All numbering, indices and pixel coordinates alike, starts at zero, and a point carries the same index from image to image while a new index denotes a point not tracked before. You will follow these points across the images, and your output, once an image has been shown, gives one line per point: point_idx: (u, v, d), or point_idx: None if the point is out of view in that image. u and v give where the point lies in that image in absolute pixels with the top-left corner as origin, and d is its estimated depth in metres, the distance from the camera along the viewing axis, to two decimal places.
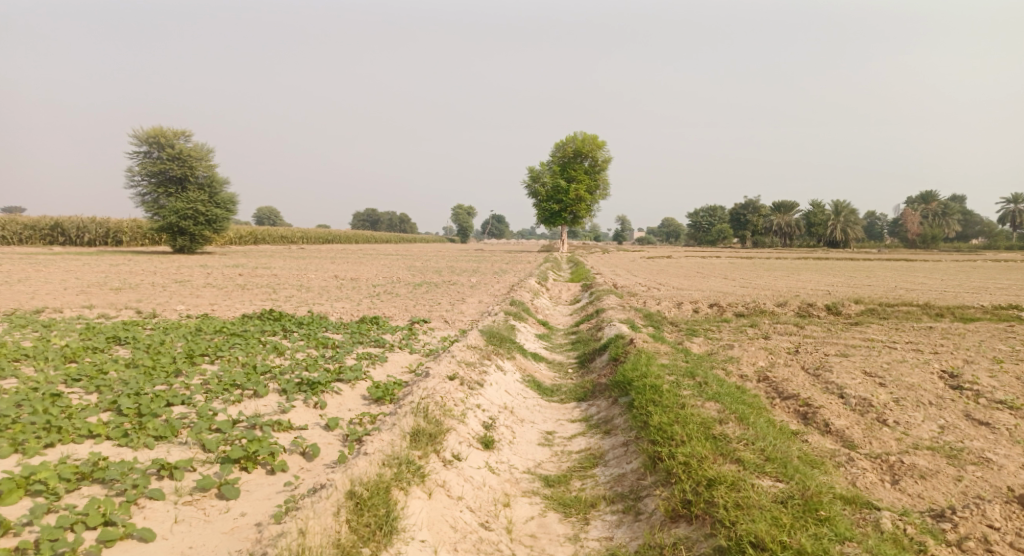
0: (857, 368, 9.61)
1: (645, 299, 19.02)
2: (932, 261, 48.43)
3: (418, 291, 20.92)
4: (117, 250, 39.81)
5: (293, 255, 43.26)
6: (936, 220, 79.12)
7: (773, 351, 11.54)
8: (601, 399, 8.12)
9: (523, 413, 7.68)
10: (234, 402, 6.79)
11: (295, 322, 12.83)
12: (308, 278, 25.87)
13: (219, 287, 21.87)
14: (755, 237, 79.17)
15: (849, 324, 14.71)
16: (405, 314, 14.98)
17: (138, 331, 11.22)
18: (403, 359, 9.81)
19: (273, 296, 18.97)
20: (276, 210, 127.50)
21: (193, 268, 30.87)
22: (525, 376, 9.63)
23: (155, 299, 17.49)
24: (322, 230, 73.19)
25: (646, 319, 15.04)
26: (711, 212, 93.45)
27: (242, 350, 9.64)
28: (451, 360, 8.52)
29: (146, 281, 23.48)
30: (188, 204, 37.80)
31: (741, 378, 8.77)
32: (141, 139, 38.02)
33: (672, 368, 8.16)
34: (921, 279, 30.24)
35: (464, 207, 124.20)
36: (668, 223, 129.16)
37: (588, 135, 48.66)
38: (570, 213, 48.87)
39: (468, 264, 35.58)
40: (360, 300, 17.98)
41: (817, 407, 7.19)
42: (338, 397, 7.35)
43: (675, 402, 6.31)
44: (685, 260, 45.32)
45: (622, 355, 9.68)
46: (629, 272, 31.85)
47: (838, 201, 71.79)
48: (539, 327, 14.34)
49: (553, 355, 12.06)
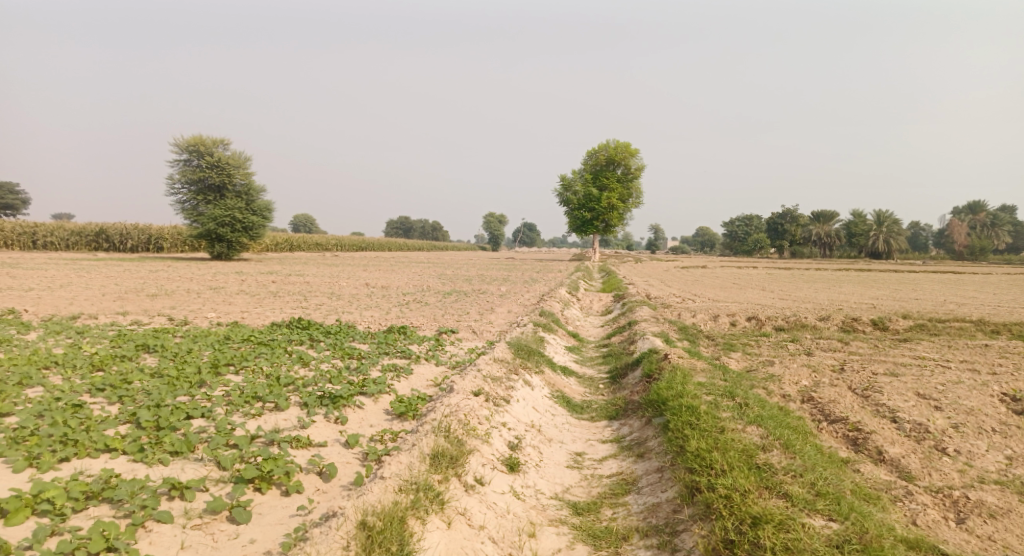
0: (909, 389, 9.02)
1: (680, 311, 18.49)
2: (981, 274, 46.45)
3: (448, 300, 20.73)
4: (158, 256, 40.78)
5: (326, 262, 43.71)
6: (984, 231, 76.18)
7: (816, 369, 10.97)
8: (633, 418, 7.73)
9: (551, 432, 7.35)
10: (255, 415, 6.63)
11: (323, 331, 12.72)
12: (339, 286, 25.98)
13: (253, 294, 22.07)
14: (793, 248, 77.30)
15: (897, 340, 13.98)
16: (434, 323, 14.78)
17: (168, 338, 11.23)
18: (429, 372, 9.56)
19: (304, 304, 19.00)
20: (312, 219, 129.93)
21: (229, 275, 31.33)
22: (553, 392, 9.26)
23: (189, 306, 17.67)
24: (356, 238, 74.07)
25: (681, 332, 14.55)
26: (747, 221, 91.71)
27: (267, 360, 9.51)
28: (477, 374, 8.23)
29: (182, 288, 23.83)
30: (226, 212, 38.50)
31: (784, 399, 8.28)
32: (182, 148, 38.94)
33: (709, 387, 7.74)
34: (971, 293, 28.91)
35: (496, 216, 124.45)
36: (702, 232, 127.24)
37: (621, 144, 48.19)
38: (602, 222, 48.40)
39: (499, 272, 35.37)
40: (389, 309, 17.87)
41: (867, 432, 6.70)
42: (361, 412, 7.13)
43: (714, 425, 5.91)
44: (720, 270, 44.39)
45: (655, 371, 9.24)
46: (662, 282, 31.24)
47: (880, 211, 69.66)
48: (569, 339, 13.97)
49: (584, 369, 11.66)
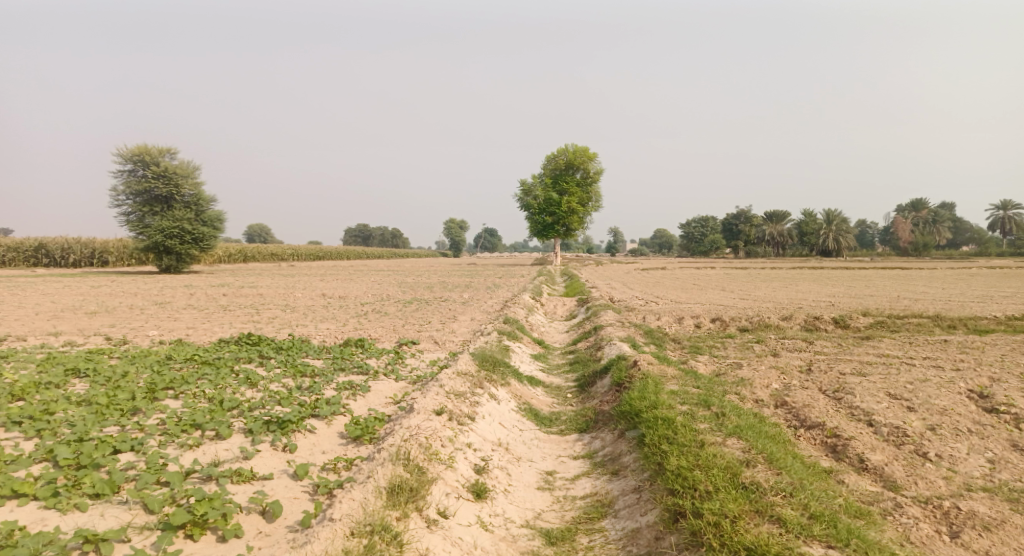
0: (880, 390, 8.89)
1: (644, 314, 18.30)
2: (927, 269, 47.91)
3: (407, 310, 20.08)
4: (102, 271, 38.85)
5: (282, 273, 42.39)
6: (926, 227, 79.14)
7: (784, 371, 10.84)
8: (606, 431, 7.35)
9: (519, 450, 6.90)
10: (192, 446, 5.99)
11: (274, 347, 11.98)
12: (294, 297, 25.00)
13: (201, 309, 21.00)
14: (747, 248, 78.87)
15: (859, 339, 14.01)
16: (393, 335, 14.16)
17: (102, 361, 10.35)
18: (387, 389, 9.02)
19: (256, 318, 18.10)
20: (267, 229, 126.88)
21: (178, 289, 29.94)
22: (520, 405, 8.81)
23: (131, 324, 16.60)
24: (313, 247, 72.45)
25: (646, 336, 14.31)
26: (703, 223, 93.40)
27: (212, 382, 8.79)
28: (440, 390, 7.72)
29: (125, 304, 22.54)
30: (174, 223, 36.95)
31: (757, 404, 8.04)
32: (125, 158, 37.23)
33: (682, 395, 7.42)
34: (921, 288, 29.71)
35: (457, 222, 123.74)
36: (660, 235, 129.05)
37: (579, 148, 48.27)
38: (562, 226, 48.31)
39: (460, 279, 34.81)
40: (347, 321, 17.16)
41: (847, 438, 6.46)
42: (312, 437, 6.57)
43: (692, 439, 5.58)
44: (679, 271, 44.79)
45: (625, 380, 8.89)
46: (624, 285, 31.19)
47: (829, 211, 71.71)
48: (535, 347, 13.56)
49: (551, 378, 11.25)
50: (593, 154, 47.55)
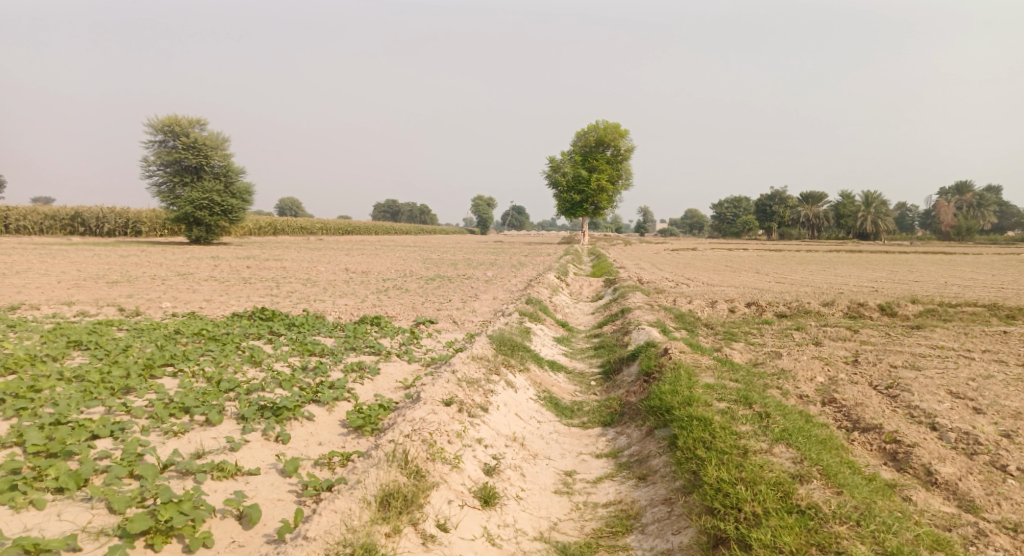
0: (939, 387, 8.00)
1: (674, 296, 17.44)
2: (972, 254, 45.77)
3: (429, 287, 19.51)
4: (134, 240, 39.12)
5: (308, 246, 42.26)
6: (971, 210, 75.80)
7: (829, 362, 9.98)
8: (634, 425, 6.67)
9: (536, 447, 6.25)
10: (175, 434, 5.45)
11: (287, 323, 11.51)
12: (317, 272, 24.62)
13: (222, 281, 20.70)
14: (781, 229, 76.65)
15: (909, 328, 12.99)
16: (411, 313, 13.60)
17: (108, 333, 9.97)
18: (399, 372, 8.45)
19: (275, 292, 17.72)
20: (298, 203, 127.80)
21: (204, 261, 29.90)
22: (539, 394, 8.16)
23: (149, 295, 16.32)
24: (342, 221, 72.51)
25: (677, 320, 13.50)
26: (735, 203, 91.16)
27: (214, 361, 8.30)
28: (453, 376, 7.10)
29: (150, 275, 22.41)
30: (204, 195, 36.96)
31: (802, 401, 7.25)
32: (156, 128, 37.18)
33: (720, 390, 6.69)
34: (969, 275, 28.10)
35: (486, 199, 122.96)
36: (691, 215, 126.39)
37: (609, 124, 46.95)
38: (591, 204, 47.29)
39: (486, 256, 34.12)
40: (366, 297, 16.66)
41: (911, 445, 5.65)
42: (311, 426, 6.02)
43: (732, 444, 4.89)
44: (710, 252, 43.60)
45: (655, 370, 8.16)
46: (653, 265, 30.21)
47: (869, 192, 69.11)
48: (558, 329, 12.88)
49: (573, 364, 10.55)
50: (624, 130, 46.21)
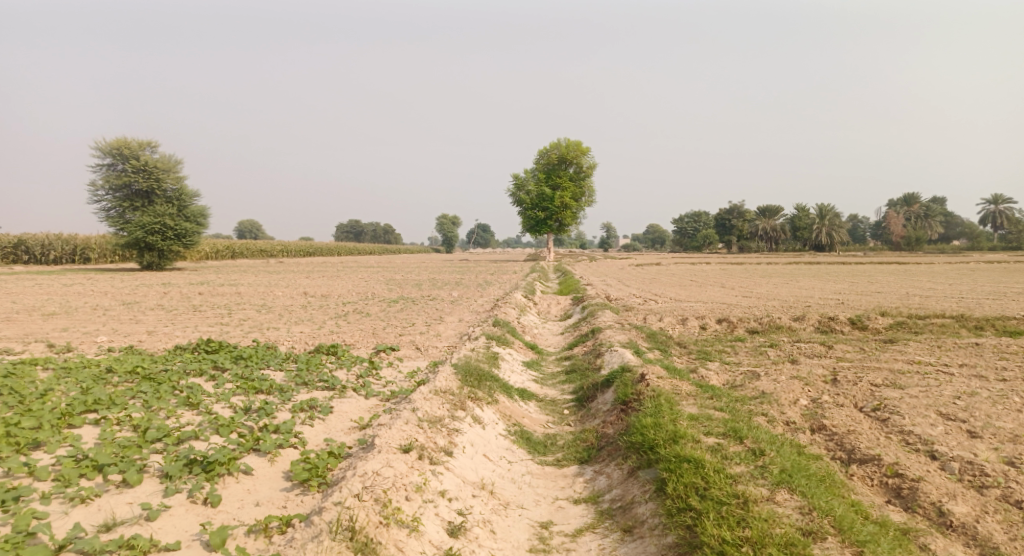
0: (928, 408, 7.63)
1: (644, 314, 17.01)
2: (924, 264, 47.02)
3: (391, 310, 18.68)
4: (82, 268, 37.21)
5: (267, 270, 40.85)
6: (919, 222, 78.41)
7: (809, 382, 9.57)
8: (614, 464, 6.07)
9: (507, 495, 5.58)
10: (82, 499, 4.64)
11: (234, 357, 10.61)
12: (273, 297, 23.52)
13: (171, 309, 19.50)
14: (741, 243, 77.83)
15: (882, 342, 12.78)
16: (371, 340, 12.83)
17: (28, 374, 8.93)
18: (354, 410, 7.69)
19: (226, 320, 16.66)
20: (259, 226, 125.17)
21: (154, 288, 28.42)
22: (509, 429, 7.49)
23: (86, 327, 15.09)
24: (304, 243, 70.92)
25: (650, 340, 13.04)
26: (696, 218, 92.54)
27: (144, 405, 7.40)
28: (413, 415, 6.38)
29: (91, 305, 21.01)
30: (156, 219, 35.40)
31: (791, 429, 6.76)
32: (104, 150, 35.59)
33: (707, 421, 6.17)
34: (927, 285, 28.57)
35: (450, 217, 122.26)
36: (653, 229, 127.92)
37: (572, 141, 47.04)
38: (555, 221, 47.10)
39: (451, 276, 33.41)
40: (324, 324, 15.78)
41: (915, 479, 5.20)
42: (250, 482, 5.26)
43: (729, 492, 4.45)
44: (674, 267, 43.80)
45: (633, 398, 7.59)
46: (620, 282, 29.91)
47: (823, 205, 70.87)
48: (527, 352, 12.27)
49: (545, 391, 9.92)
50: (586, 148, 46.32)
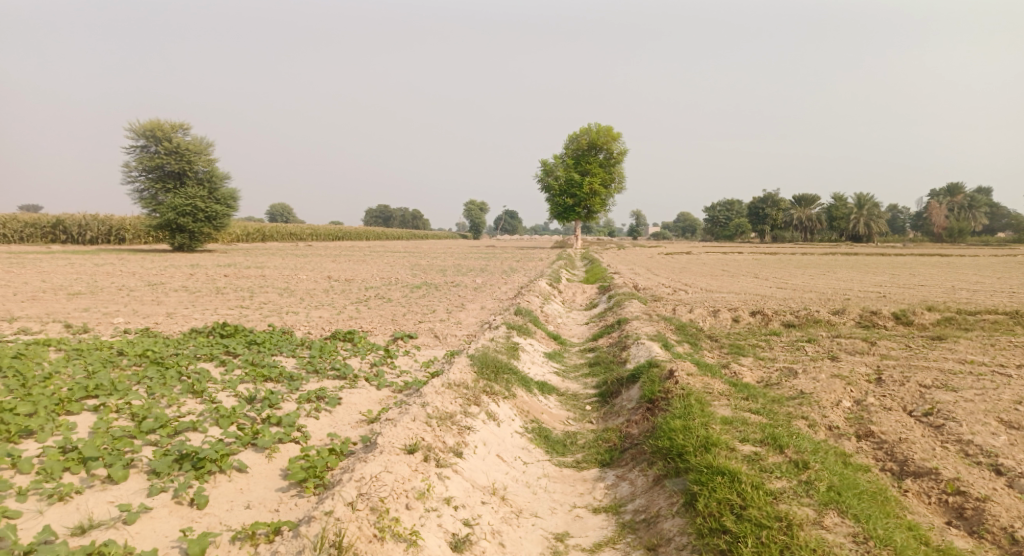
0: (988, 414, 6.93)
1: (673, 305, 16.37)
2: (968, 256, 45.21)
3: (413, 296, 18.33)
4: (116, 249, 37.71)
5: (294, 253, 41.01)
6: (962, 213, 75.36)
7: (851, 382, 8.90)
8: (638, 469, 5.58)
9: (519, 501, 5.15)
10: (61, 497, 4.39)
11: (247, 342, 10.35)
12: (297, 281, 23.36)
13: (194, 291, 19.44)
14: (774, 232, 75.76)
15: (930, 339, 11.96)
16: (389, 326, 12.49)
17: (38, 355, 8.76)
18: (364, 403, 7.30)
19: (247, 303, 16.47)
20: (290, 209, 126.37)
21: (182, 269, 28.56)
22: (526, 426, 7.04)
23: (108, 308, 15.01)
24: (333, 227, 71.19)
25: (679, 332, 12.46)
26: (728, 207, 90.63)
27: (146, 391, 7.12)
28: (423, 410, 5.95)
29: (118, 285, 21.08)
30: (187, 201, 35.67)
31: (834, 435, 6.16)
32: (137, 133, 35.90)
33: (742, 425, 5.62)
34: (973, 278, 27.17)
35: (479, 204, 121.76)
36: (684, 217, 125.81)
37: (602, 127, 46.05)
38: (583, 208, 46.34)
39: (476, 262, 33.07)
40: (344, 309, 15.50)
41: (982, 498, 4.60)
42: (244, 480, 4.92)
43: (770, 513, 4.01)
44: (704, 256, 42.78)
45: (660, 396, 7.07)
46: (648, 271, 29.12)
47: (861, 195, 68.59)
48: (549, 343, 11.79)
49: (566, 384, 9.43)
50: (616, 133, 45.33)
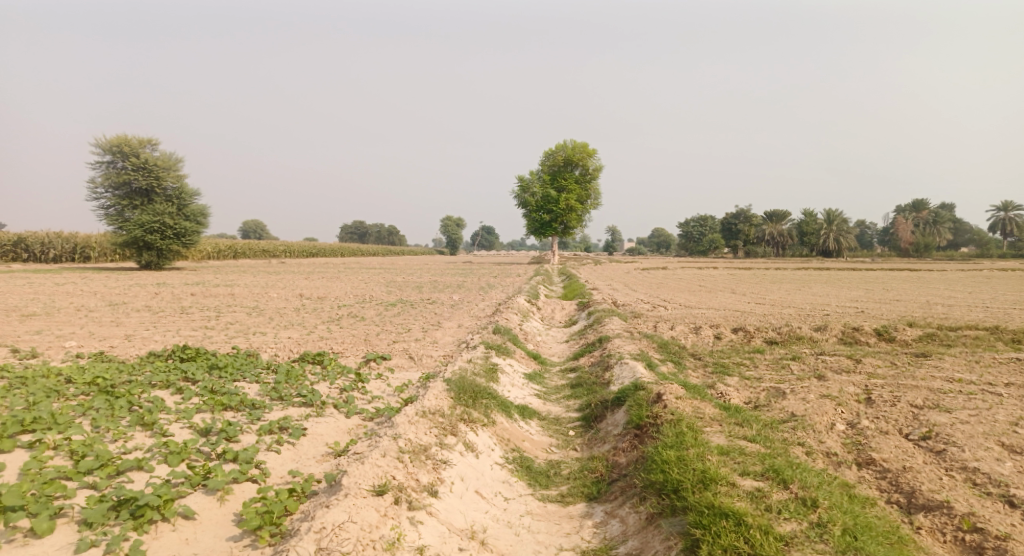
0: (988, 437, 6.65)
1: (654, 322, 16.06)
2: (936, 271, 46.05)
3: (388, 315, 17.76)
4: (80, 267, 36.40)
5: (266, 271, 40.05)
6: (927, 228, 77.09)
7: (842, 403, 8.60)
8: (630, 505, 5.15)
9: (501, 545, 4.69)
10: None
11: (208, 366, 9.72)
12: (267, 299, 22.58)
13: (158, 311, 18.60)
14: (747, 248, 76.66)
15: (914, 356, 11.79)
16: (362, 347, 11.94)
17: None
18: (331, 433, 6.75)
19: (212, 324, 15.73)
20: (263, 226, 124.53)
21: (147, 288, 27.54)
22: (507, 456, 6.57)
23: (63, 330, 14.17)
24: (307, 243, 70.06)
25: (661, 350, 12.13)
26: (702, 222, 91.63)
27: (90, 425, 6.49)
28: (394, 443, 5.46)
29: (77, 305, 20.10)
30: (156, 218, 34.62)
31: (833, 464, 5.82)
32: (104, 148, 34.85)
33: (740, 456, 5.23)
34: (943, 293, 27.44)
35: (455, 220, 121.37)
36: (658, 233, 126.89)
37: (577, 144, 46.11)
38: (560, 224, 46.23)
39: (453, 279, 32.56)
40: (315, 328, 14.88)
41: (1003, 537, 4.33)
42: (190, 529, 4.40)
43: None
44: (680, 271, 42.87)
45: (649, 422, 6.67)
46: (626, 287, 28.88)
47: (831, 210, 69.80)
48: (529, 363, 11.36)
49: (548, 408, 8.98)
50: (592, 150, 45.44)
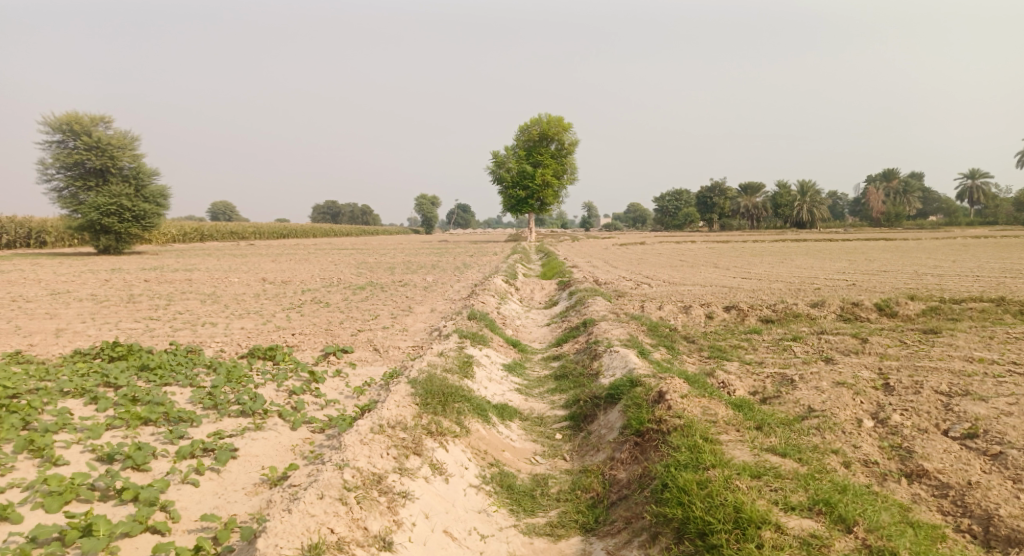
0: None
1: (640, 301, 15.02)
2: (911, 240, 45.83)
3: (355, 300, 16.43)
4: (34, 253, 34.20)
5: (232, 253, 38.11)
6: (898, 197, 77.48)
7: (863, 392, 7.59)
8: (638, 546, 4.09)
9: None
10: None
11: (139, 366, 8.39)
12: (228, 284, 21.03)
13: (104, 301, 16.97)
14: (722, 220, 76.27)
15: (923, 333, 10.90)
16: (321, 338, 10.69)
17: None
18: (270, 453, 5.54)
19: (160, 314, 14.24)
20: (232, 208, 120.94)
21: (100, 274, 25.71)
22: (485, 474, 5.42)
23: None
24: (278, 225, 67.74)
25: (652, 333, 11.11)
26: (677, 196, 91.15)
27: None
28: (339, 475, 4.28)
29: (16, 296, 18.31)
30: (112, 200, 32.54)
31: (879, 477, 4.80)
32: (53, 126, 32.53)
33: (775, 479, 4.18)
34: (926, 262, 26.85)
35: (430, 198, 119.03)
36: (634, 207, 126.26)
37: (553, 117, 44.59)
38: (536, 200, 44.97)
39: (427, 258, 31.23)
40: (274, 317, 13.52)
41: None
42: None
43: None
44: (658, 246, 42.11)
45: (652, 428, 5.58)
46: (605, 263, 27.81)
47: (805, 182, 69.50)
48: (508, 351, 10.22)
49: (531, 405, 7.85)
50: (568, 123, 44.01)
